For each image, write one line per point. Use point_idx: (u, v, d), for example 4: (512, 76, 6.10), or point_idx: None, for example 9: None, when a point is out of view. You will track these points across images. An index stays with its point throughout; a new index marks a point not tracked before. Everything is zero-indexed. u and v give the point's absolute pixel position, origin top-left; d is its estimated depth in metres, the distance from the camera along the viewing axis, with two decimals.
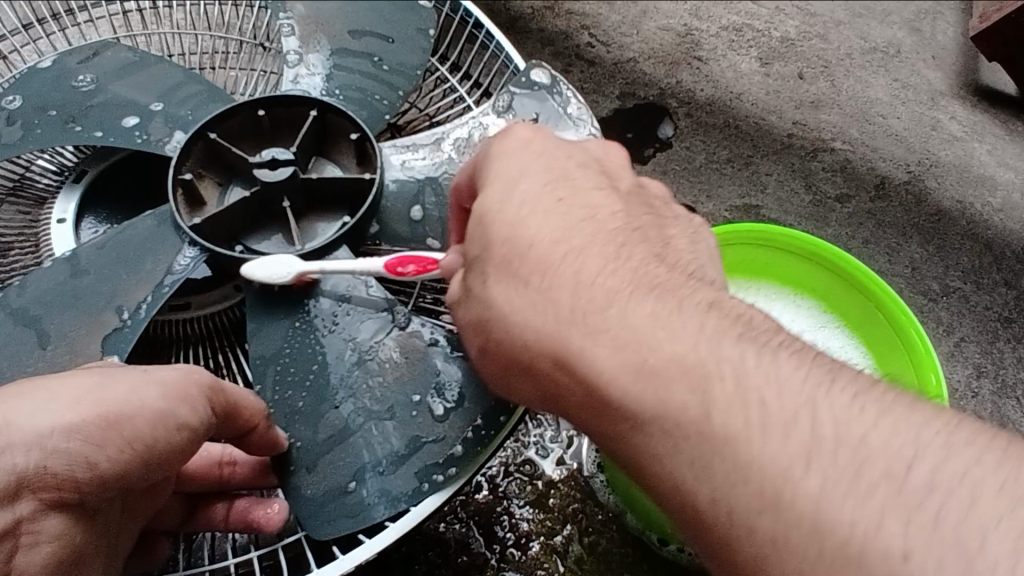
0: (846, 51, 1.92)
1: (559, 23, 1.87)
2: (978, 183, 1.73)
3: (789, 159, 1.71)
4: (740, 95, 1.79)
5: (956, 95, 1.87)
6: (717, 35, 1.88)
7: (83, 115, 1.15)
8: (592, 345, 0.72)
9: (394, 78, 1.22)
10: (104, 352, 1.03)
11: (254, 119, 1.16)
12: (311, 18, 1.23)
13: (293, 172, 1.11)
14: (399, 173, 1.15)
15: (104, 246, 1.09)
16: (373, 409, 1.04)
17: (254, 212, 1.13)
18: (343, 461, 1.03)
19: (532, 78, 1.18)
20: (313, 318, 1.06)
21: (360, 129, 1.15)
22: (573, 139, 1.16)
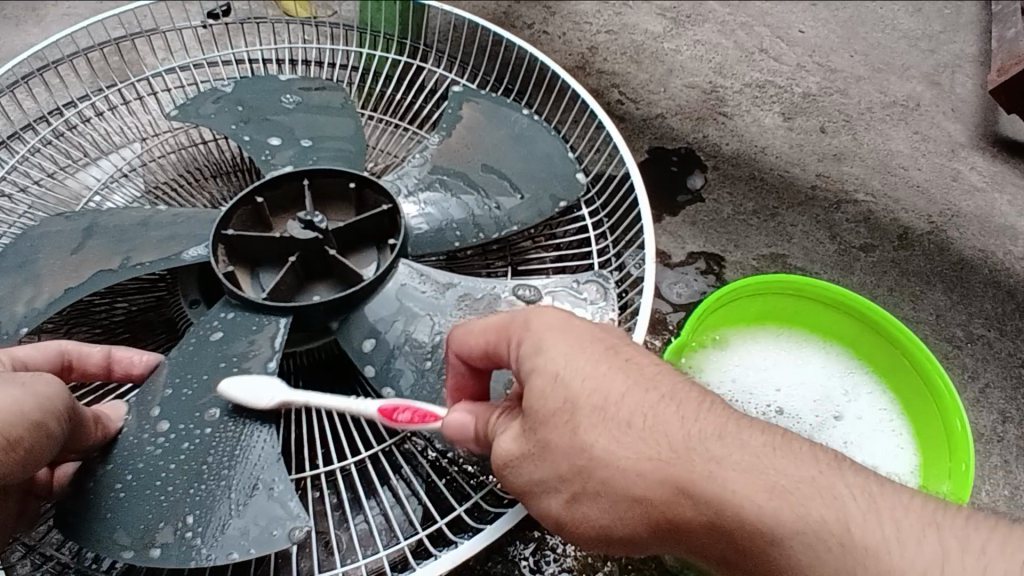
0: (866, 106, 2.03)
1: (590, 81, 1.98)
2: (1000, 232, 1.78)
3: (814, 210, 1.78)
4: (764, 149, 1.87)
5: (976, 146, 1.97)
6: (741, 92, 1.99)
7: (259, 122, 1.29)
8: (716, 465, 0.71)
9: (486, 219, 1.24)
10: (88, 280, 1.11)
11: (346, 190, 1.23)
12: (464, 140, 1.31)
13: (315, 244, 1.14)
14: (396, 294, 1.11)
15: (177, 215, 1.18)
16: (175, 461, 0.96)
17: (275, 254, 1.17)
18: (115, 480, 0.95)
19: (582, 291, 1.12)
20: (202, 356, 1.05)
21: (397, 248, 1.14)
22: None
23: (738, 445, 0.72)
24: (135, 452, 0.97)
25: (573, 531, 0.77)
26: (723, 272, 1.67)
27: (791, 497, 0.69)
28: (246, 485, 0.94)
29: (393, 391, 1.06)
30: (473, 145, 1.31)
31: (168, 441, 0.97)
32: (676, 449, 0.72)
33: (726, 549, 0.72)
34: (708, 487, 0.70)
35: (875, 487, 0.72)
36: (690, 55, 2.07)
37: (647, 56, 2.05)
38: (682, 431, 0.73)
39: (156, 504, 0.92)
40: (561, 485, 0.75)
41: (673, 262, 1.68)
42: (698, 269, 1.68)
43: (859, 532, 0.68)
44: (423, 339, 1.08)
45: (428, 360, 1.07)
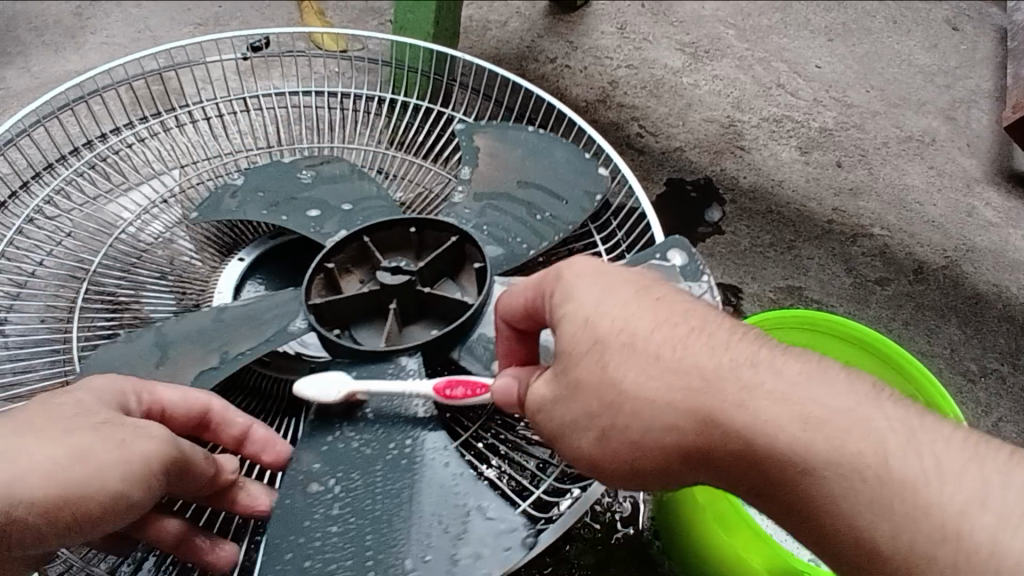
0: (882, 141, 2.08)
1: (611, 115, 2.04)
2: (1014, 267, 1.81)
3: (830, 244, 1.81)
4: (782, 183, 1.91)
5: (991, 181, 2.01)
6: (758, 126, 2.04)
7: (286, 203, 1.32)
8: (749, 394, 0.76)
9: (539, 232, 1.30)
10: (174, 333, 1.14)
11: (404, 235, 1.23)
12: (492, 164, 1.36)
13: (404, 287, 1.14)
14: (475, 307, 1.17)
15: (246, 269, 1.22)
16: (326, 495, 0.99)
17: (367, 309, 1.17)
18: (266, 518, 0.98)
19: None
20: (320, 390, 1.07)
21: (482, 267, 1.17)
22: None
23: (772, 375, 0.77)
24: (281, 489, 1.00)
25: (607, 468, 0.80)
26: (740, 303, 1.70)
27: (826, 429, 0.74)
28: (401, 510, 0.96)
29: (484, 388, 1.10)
30: (500, 169, 1.36)
31: (310, 476, 1.00)
32: (706, 377, 0.77)
33: (758, 475, 0.76)
34: (738, 414, 0.75)
35: (914, 421, 0.76)
36: (708, 89, 2.13)
37: (666, 89, 2.11)
38: (715, 357, 0.78)
39: (323, 538, 0.95)
40: (592, 409, 0.79)
41: None
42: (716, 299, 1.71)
43: (898, 465, 0.73)
44: None
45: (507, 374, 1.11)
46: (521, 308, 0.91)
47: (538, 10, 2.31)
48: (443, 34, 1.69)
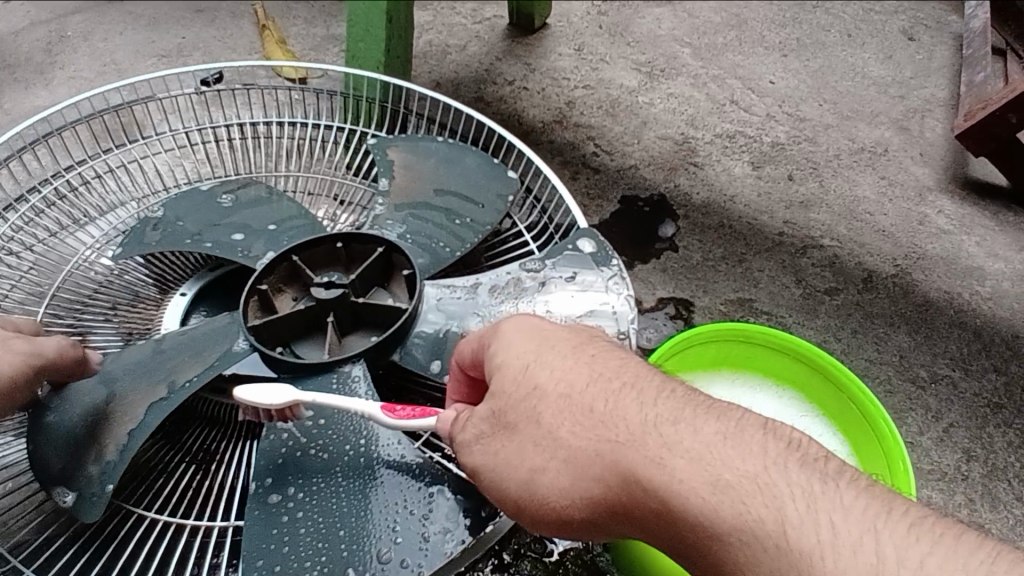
0: (834, 153, 2.14)
1: (567, 135, 2.07)
2: (966, 274, 1.86)
3: (781, 256, 1.84)
4: (733, 198, 1.95)
5: (945, 190, 2.08)
6: (712, 143, 2.09)
7: (211, 231, 1.34)
8: (667, 451, 0.76)
9: (459, 239, 1.34)
10: (145, 416, 1.09)
11: (333, 251, 1.28)
12: (405, 175, 1.40)
13: (343, 298, 1.20)
14: (436, 308, 1.22)
15: (186, 333, 1.19)
16: (329, 507, 1.02)
17: (305, 325, 1.22)
18: (271, 534, 1.00)
19: (579, 245, 1.28)
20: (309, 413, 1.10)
21: (411, 272, 1.24)
22: (596, 305, 1.20)
23: (688, 433, 0.77)
24: (286, 506, 1.02)
25: (531, 512, 0.82)
26: (691, 317, 1.73)
27: (733, 493, 0.72)
28: (403, 515, 1.02)
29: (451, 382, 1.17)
30: (412, 179, 1.39)
31: (311, 490, 1.03)
32: (633, 431, 0.78)
33: (673, 536, 0.76)
34: (656, 474, 0.75)
35: (826, 478, 0.74)
36: (663, 107, 2.17)
37: (622, 109, 2.15)
38: (640, 415, 0.79)
39: (332, 549, 0.99)
40: (528, 456, 0.81)
41: (643, 308, 1.74)
42: (667, 314, 1.74)
43: (795, 535, 0.70)
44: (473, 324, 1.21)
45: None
46: (471, 357, 0.95)
47: (497, 34, 2.35)
48: (395, 62, 1.72)
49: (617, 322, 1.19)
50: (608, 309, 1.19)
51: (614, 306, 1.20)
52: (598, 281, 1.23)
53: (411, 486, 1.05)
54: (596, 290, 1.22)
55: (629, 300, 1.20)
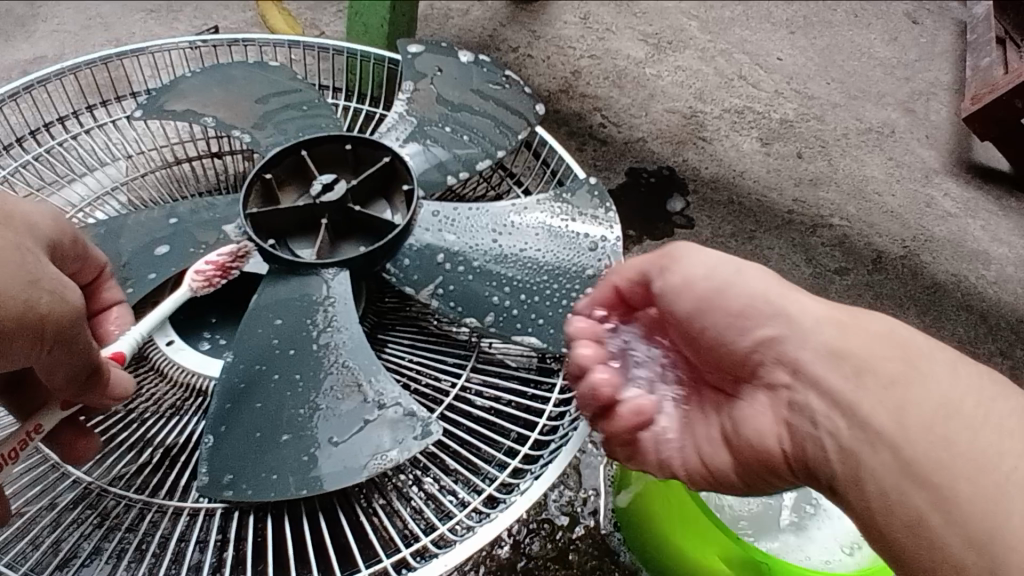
0: (842, 132, 2.11)
1: (573, 105, 1.98)
2: (972, 257, 1.85)
3: (790, 234, 1.78)
4: (742, 173, 1.88)
5: (949, 173, 2.06)
6: (720, 117, 2.04)
7: (167, 237, 1.12)
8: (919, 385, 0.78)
9: (321, 112, 1.33)
10: (354, 360, 1.02)
11: (268, 187, 1.13)
12: (224, 104, 1.30)
13: (347, 192, 1.12)
14: (397, 142, 1.23)
15: (263, 324, 1.04)
16: (532, 283, 1.08)
17: (332, 232, 1.12)
18: (522, 329, 1.05)
19: (407, 51, 1.32)
20: (428, 238, 1.10)
21: (352, 140, 1.18)
22: (472, 79, 1.30)
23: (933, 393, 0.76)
24: (503, 305, 1.06)
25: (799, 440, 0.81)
26: None
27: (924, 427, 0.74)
28: (572, 249, 1.10)
29: (469, 165, 1.23)
30: (230, 105, 1.30)
31: (500, 287, 1.07)
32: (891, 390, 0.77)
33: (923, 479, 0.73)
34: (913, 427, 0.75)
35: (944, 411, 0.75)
36: (670, 80, 2.12)
37: (628, 80, 2.09)
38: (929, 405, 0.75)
39: (566, 304, 1.06)
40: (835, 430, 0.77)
41: None
42: None
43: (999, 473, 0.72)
44: (443, 138, 1.24)
45: (485, 160, 1.24)
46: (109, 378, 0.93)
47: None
48: (401, 20, 1.59)
49: (498, 81, 1.31)
50: (491, 79, 1.31)
51: (488, 73, 1.32)
52: (456, 62, 1.32)
53: (547, 226, 1.13)
54: (468, 72, 1.31)
55: (487, 57, 1.34)
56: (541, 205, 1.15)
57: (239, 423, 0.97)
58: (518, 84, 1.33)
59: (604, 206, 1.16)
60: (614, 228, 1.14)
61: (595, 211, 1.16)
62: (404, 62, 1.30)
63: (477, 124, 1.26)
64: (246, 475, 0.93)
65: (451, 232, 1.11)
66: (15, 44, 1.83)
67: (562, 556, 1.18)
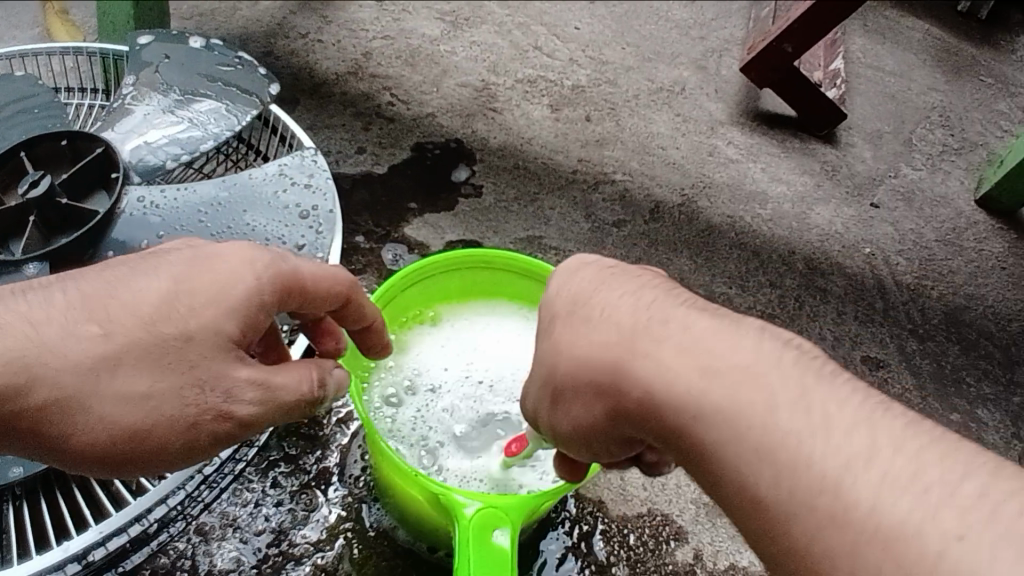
0: (633, 94, 2.22)
1: (362, 86, 1.98)
2: (749, 199, 1.99)
3: (572, 193, 1.85)
4: (530, 140, 1.95)
5: (733, 123, 2.20)
6: (512, 88, 2.10)
7: None
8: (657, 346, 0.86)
9: (52, 112, 1.29)
10: None
11: None
12: None
13: (53, 186, 1.12)
14: (118, 134, 1.24)
15: None
16: None
17: (44, 228, 1.12)
18: None
19: (135, 43, 1.32)
20: (128, 221, 1.10)
21: (69, 135, 1.20)
22: (202, 64, 1.32)
23: (677, 331, 0.86)
24: None
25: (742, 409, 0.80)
26: None
27: (729, 378, 0.81)
28: (281, 218, 1.13)
29: (194, 148, 1.25)
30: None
31: None
32: (623, 334, 0.88)
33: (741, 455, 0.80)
34: (642, 368, 0.85)
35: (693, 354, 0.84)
36: (465, 56, 2.17)
37: (422, 58, 2.12)
38: (688, 360, 0.84)
39: None
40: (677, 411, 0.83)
41: (433, 252, 1.69)
42: None
43: (735, 401, 0.80)
44: (170, 126, 1.26)
45: (209, 142, 1.25)
46: None
47: None
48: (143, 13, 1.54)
49: (230, 64, 1.33)
50: (223, 62, 1.33)
51: (221, 57, 1.33)
52: (185, 49, 1.32)
53: (257, 199, 1.14)
54: (199, 58, 1.32)
55: (219, 41, 1.35)
56: (255, 175, 1.17)
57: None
58: (251, 65, 1.34)
59: (318, 169, 1.18)
60: (329, 196, 1.17)
61: (312, 178, 1.18)
62: (131, 53, 1.31)
63: (203, 108, 1.27)
64: None
65: (156, 214, 1.12)
66: None
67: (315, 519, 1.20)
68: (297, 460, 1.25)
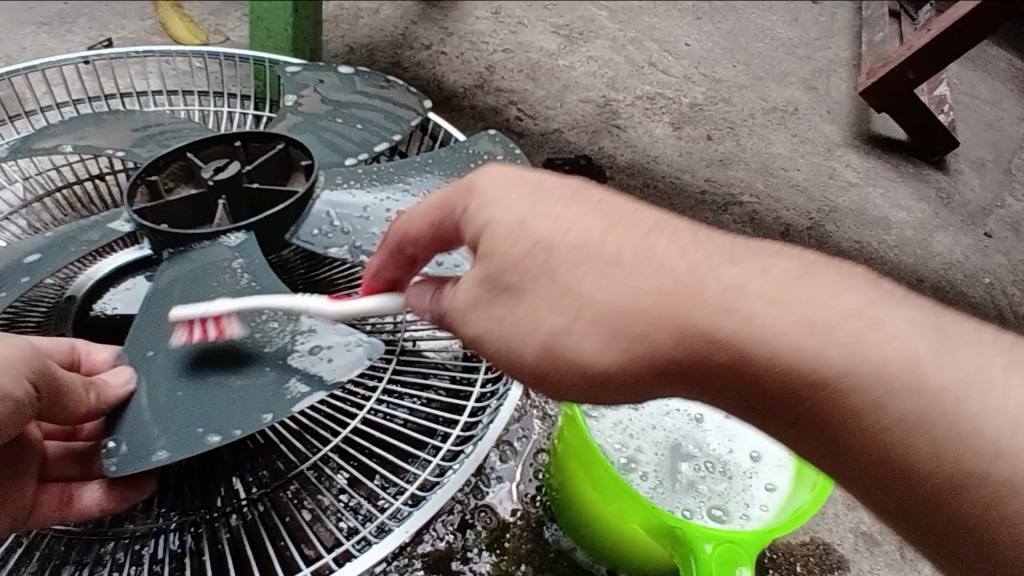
0: (749, 113, 2.21)
1: (489, 99, 2.01)
2: (873, 224, 1.97)
3: (705, 213, 1.86)
4: (656, 158, 1.95)
5: (849, 146, 2.18)
6: (633, 105, 2.10)
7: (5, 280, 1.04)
8: (835, 337, 0.68)
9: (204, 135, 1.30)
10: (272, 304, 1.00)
11: (157, 186, 1.16)
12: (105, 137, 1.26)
13: (240, 171, 1.16)
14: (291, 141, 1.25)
15: (164, 301, 1.03)
16: None
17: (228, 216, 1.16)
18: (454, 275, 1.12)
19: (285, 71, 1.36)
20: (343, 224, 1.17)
21: (241, 137, 1.21)
22: (355, 81, 1.36)
23: (758, 273, 0.72)
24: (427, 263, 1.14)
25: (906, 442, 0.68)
26: None
27: (864, 361, 0.67)
28: None
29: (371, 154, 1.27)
30: (110, 135, 1.26)
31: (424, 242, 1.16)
32: (809, 329, 0.69)
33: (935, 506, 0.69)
34: (848, 370, 0.68)
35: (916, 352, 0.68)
36: (584, 71, 2.18)
37: (542, 73, 2.13)
38: (871, 357, 0.68)
39: None
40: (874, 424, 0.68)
41: None
42: None
43: (885, 363, 0.68)
44: (338, 132, 1.28)
45: (384, 143, 1.28)
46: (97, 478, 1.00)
47: None
48: (305, 24, 1.58)
49: (378, 81, 1.36)
50: (374, 81, 1.36)
51: (368, 77, 1.37)
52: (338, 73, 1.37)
53: None
54: (351, 79, 1.36)
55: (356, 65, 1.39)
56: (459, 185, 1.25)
57: (181, 343, 0.98)
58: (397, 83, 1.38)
59: (507, 149, 1.29)
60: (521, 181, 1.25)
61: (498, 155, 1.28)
62: (285, 77, 1.34)
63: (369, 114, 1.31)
64: (155, 437, 0.89)
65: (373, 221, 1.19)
66: None
67: (496, 540, 1.20)
68: (478, 475, 1.26)
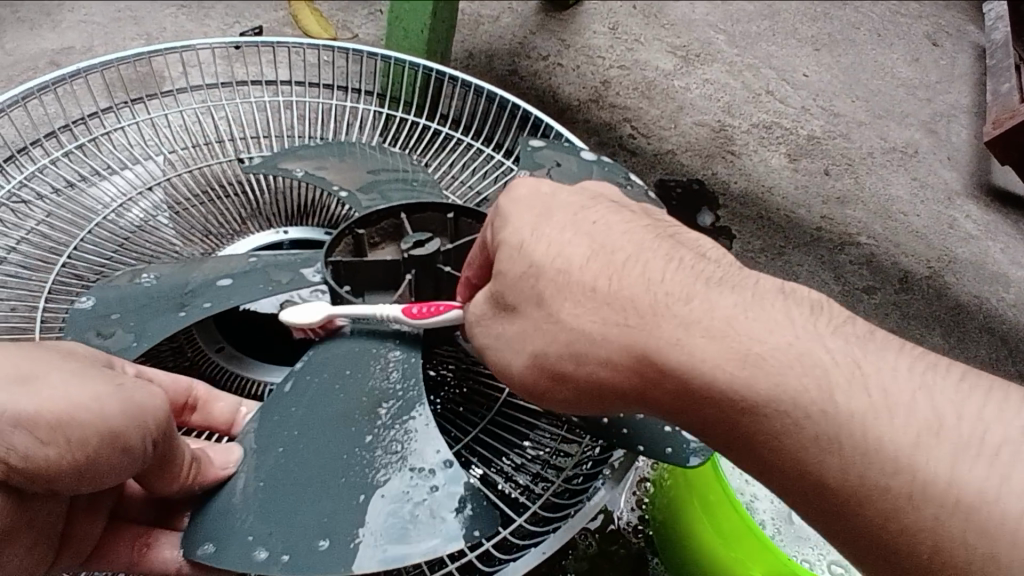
0: (867, 151, 2.11)
1: (603, 115, 2.01)
2: (992, 280, 1.84)
3: (820, 251, 1.81)
4: (772, 189, 1.91)
5: (970, 196, 2.05)
6: (749, 133, 2.05)
7: (191, 299, 1.05)
8: (730, 338, 0.72)
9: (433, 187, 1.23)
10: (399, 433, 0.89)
11: (357, 241, 1.10)
12: (339, 169, 1.23)
13: (438, 251, 1.07)
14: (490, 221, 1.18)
15: (310, 373, 0.97)
16: None
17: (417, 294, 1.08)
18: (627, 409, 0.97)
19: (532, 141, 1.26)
20: None
21: (457, 209, 1.14)
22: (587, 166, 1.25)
23: (718, 296, 0.75)
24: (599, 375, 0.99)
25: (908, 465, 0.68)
26: None
27: (779, 366, 0.70)
28: None
29: None
30: (344, 170, 1.23)
31: None
32: (714, 342, 0.72)
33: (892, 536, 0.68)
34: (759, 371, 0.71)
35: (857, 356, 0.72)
36: (699, 93, 2.13)
37: (657, 92, 2.10)
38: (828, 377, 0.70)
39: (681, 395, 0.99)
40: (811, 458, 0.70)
41: None
42: None
43: (841, 399, 0.69)
44: None
45: None
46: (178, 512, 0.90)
47: (530, 6, 2.29)
48: (441, 26, 1.60)
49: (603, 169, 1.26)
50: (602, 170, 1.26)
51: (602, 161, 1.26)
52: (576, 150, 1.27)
53: None
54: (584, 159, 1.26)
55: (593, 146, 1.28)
56: None
57: (307, 439, 0.89)
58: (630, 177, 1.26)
59: None
60: None
61: None
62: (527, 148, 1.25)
63: None
64: (229, 540, 0.81)
65: None
66: (71, 56, 1.92)
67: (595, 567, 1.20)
68: None
